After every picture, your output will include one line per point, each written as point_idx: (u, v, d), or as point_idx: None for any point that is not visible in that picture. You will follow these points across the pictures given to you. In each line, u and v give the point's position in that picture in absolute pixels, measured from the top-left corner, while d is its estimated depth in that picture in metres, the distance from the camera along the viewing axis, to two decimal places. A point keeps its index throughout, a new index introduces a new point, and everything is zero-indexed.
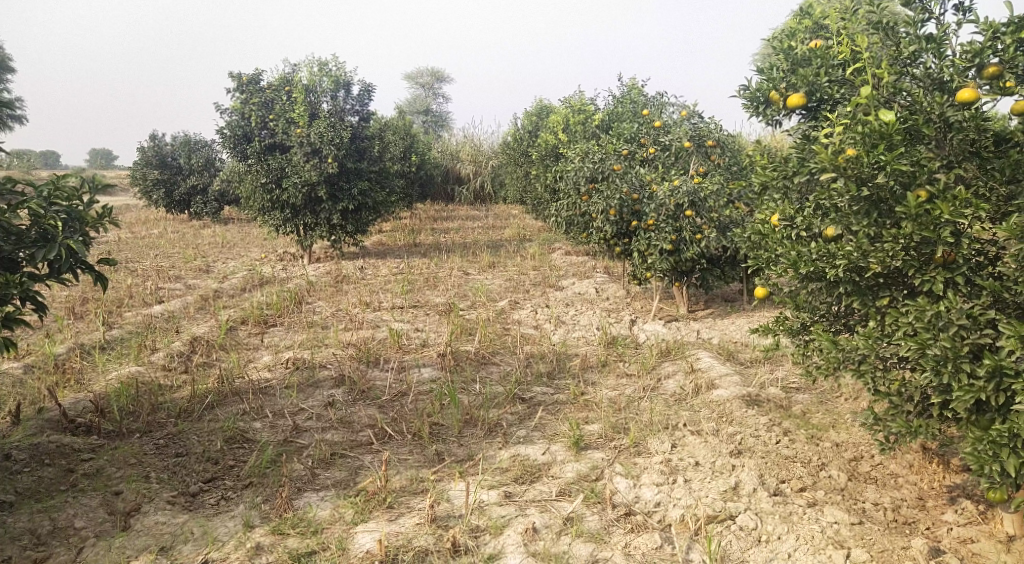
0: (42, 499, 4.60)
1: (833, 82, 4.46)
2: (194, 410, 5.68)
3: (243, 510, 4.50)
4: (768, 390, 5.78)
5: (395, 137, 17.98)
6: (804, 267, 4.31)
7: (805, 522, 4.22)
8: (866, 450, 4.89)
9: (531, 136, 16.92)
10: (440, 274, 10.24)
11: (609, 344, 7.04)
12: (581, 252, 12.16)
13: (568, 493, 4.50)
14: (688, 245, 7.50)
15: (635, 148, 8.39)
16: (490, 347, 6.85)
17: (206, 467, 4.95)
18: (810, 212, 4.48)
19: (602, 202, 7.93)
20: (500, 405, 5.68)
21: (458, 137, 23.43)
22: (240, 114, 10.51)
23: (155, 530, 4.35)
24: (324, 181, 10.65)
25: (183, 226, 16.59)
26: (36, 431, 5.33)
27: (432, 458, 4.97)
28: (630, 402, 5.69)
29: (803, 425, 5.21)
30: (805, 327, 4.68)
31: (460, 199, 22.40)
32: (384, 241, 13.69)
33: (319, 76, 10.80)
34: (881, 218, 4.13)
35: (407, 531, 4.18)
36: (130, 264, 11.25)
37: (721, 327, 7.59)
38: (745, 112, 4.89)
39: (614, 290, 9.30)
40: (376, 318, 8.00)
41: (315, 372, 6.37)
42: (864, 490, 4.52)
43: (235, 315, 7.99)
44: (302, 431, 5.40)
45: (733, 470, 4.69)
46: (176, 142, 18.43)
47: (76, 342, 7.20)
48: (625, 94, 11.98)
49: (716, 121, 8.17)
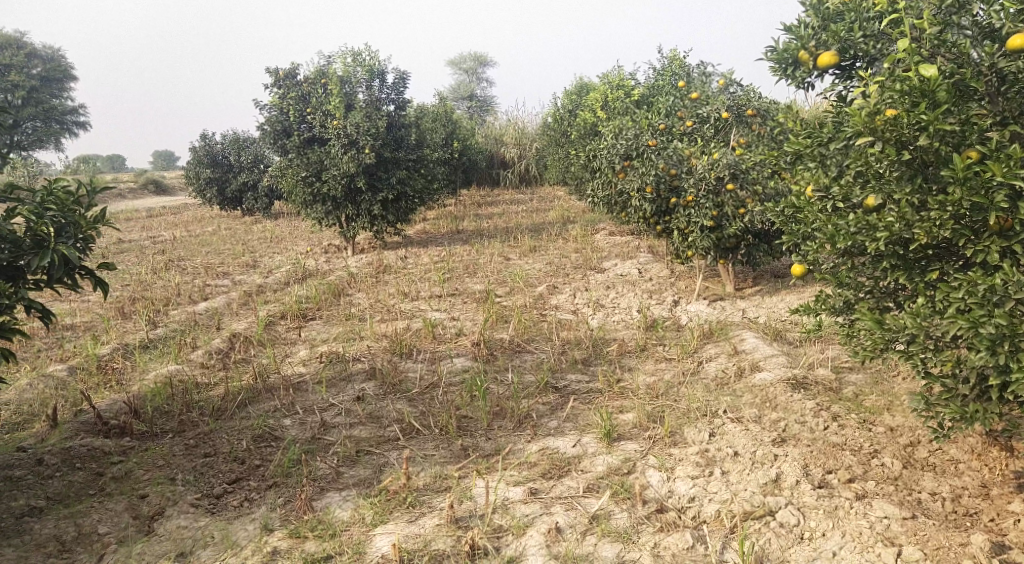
0: (71, 504, 4.54)
1: (868, 37, 4.13)
2: (227, 409, 5.57)
3: (264, 512, 4.41)
4: (817, 371, 5.45)
5: (435, 125, 17.81)
6: (842, 241, 4.00)
7: (852, 518, 3.93)
8: (924, 435, 4.54)
9: (572, 114, 16.53)
10: (481, 260, 10.04)
11: (649, 327, 6.73)
12: (625, 232, 11.84)
13: (595, 489, 4.28)
14: (730, 221, 7.17)
15: (672, 122, 8.04)
16: (525, 334, 6.63)
17: (233, 467, 4.85)
18: (848, 181, 4.11)
19: (638, 180, 7.58)
20: (532, 395, 5.46)
21: (502, 121, 23.20)
22: (279, 110, 10.51)
23: (177, 535, 4.28)
24: (362, 172, 10.49)
25: (235, 223, 16.74)
26: (70, 434, 5.26)
27: (458, 453, 4.79)
28: (668, 388, 5.41)
29: (855, 409, 4.88)
30: (848, 305, 4.33)
31: (505, 183, 22.23)
32: (428, 229, 13.56)
33: (353, 66, 10.66)
34: (926, 185, 3.80)
35: (424, 533, 4.03)
36: (181, 262, 11.32)
37: (769, 304, 7.23)
38: (773, 76, 4.55)
39: (658, 271, 8.97)
40: (412, 307, 7.85)
41: (348, 365, 6.22)
42: (921, 478, 4.19)
43: (275, 310, 7.91)
44: (330, 428, 5.26)
45: (776, 460, 4.41)
46: (226, 140, 18.53)
47: (121, 343, 7.18)
48: (665, 66, 11.52)
49: (756, 88, 7.79)
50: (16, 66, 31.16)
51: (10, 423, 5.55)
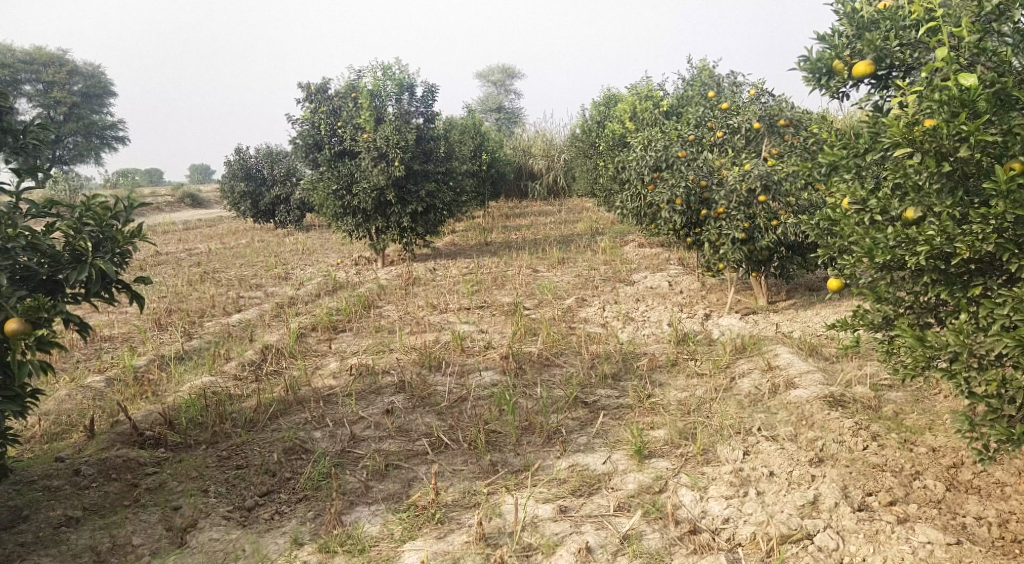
0: (105, 515, 4.56)
1: (905, 45, 4.05)
2: (258, 421, 5.57)
3: (294, 526, 4.39)
4: (855, 388, 5.32)
5: (464, 138, 17.86)
6: (880, 255, 3.88)
7: (893, 542, 3.83)
8: (967, 456, 4.41)
9: (600, 126, 16.49)
10: (510, 273, 10.00)
11: (681, 341, 6.64)
12: (655, 244, 11.75)
13: (627, 508, 4.20)
14: (763, 233, 7.05)
15: (703, 133, 7.96)
16: (554, 348, 6.57)
17: (264, 479, 4.83)
18: (886, 193, 4.00)
19: (667, 192, 7.50)
20: (561, 410, 5.40)
21: (530, 133, 23.21)
22: (310, 124, 10.61)
23: (208, 548, 4.27)
24: (392, 185, 10.51)
25: (268, 236, 16.90)
26: (106, 445, 5.28)
27: (487, 469, 4.74)
28: (700, 404, 5.32)
29: (894, 428, 4.75)
30: (888, 321, 4.21)
31: (534, 195, 22.22)
32: (457, 241, 13.57)
33: (383, 79, 10.71)
34: (968, 197, 3.71)
35: (453, 551, 3.99)
36: (215, 274, 11.43)
37: (804, 319, 7.10)
38: (806, 86, 4.48)
39: (689, 284, 8.86)
40: (441, 320, 7.83)
41: (378, 378, 6.20)
42: (965, 501, 4.07)
43: (306, 322, 7.93)
44: (360, 441, 5.24)
45: (813, 481, 4.31)
46: (260, 153, 18.75)
47: (156, 354, 7.24)
48: (695, 77, 11.43)
49: (788, 98, 7.68)
50: (59, 83, 31.92)
51: (48, 433, 5.59)
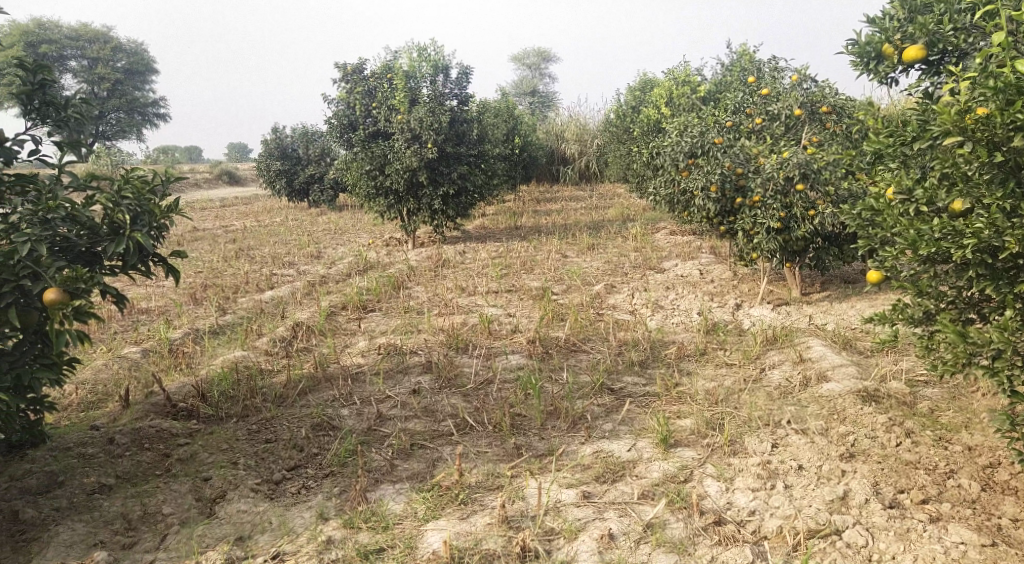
0: (137, 483, 4.63)
1: (959, 30, 3.99)
2: (288, 397, 5.61)
3: (320, 501, 4.43)
4: (889, 384, 5.23)
5: (497, 121, 17.81)
6: (924, 247, 3.80)
7: (925, 542, 3.77)
8: (1004, 456, 4.32)
9: (635, 111, 16.33)
10: (539, 257, 9.96)
11: (711, 330, 6.57)
12: (687, 232, 11.64)
13: (651, 496, 4.18)
14: (799, 223, 6.92)
15: (741, 120, 7.85)
16: (582, 333, 6.53)
17: (291, 454, 4.87)
18: (933, 183, 3.91)
19: (703, 178, 7.41)
20: (587, 396, 5.38)
21: (564, 117, 23.09)
22: (345, 104, 10.64)
23: (235, 519, 4.33)
24: (425, 166, 10.48)
25: (301, 215, 17.01)
26: (140, 415, 5.36)
27: (511, 452, 4.73)
28: (729, 394, 5.26)
29: (929, 425, 4.67)
30: (928, 315, 4.13)
31: (566, 180, 22.12)
32: (487, 224, 13.55)
33: (419, 60, 10.70)
34: (1020, 188, 3.62)
35: (476, 532, 4.00)
36: (249, 251, 11.53)
37: (838, 312, 6.99)
38: (854, 71, 4.41)
39: (721, 273, 8.76)
40: (470, 302, 7.83)
41: (406, 358, 6.22)
42: (1000, 502, 4.00)
43: (336, 302, 7.97)
44: (386, 420, 5.26)
45: (843, 476, 4.25)
46: (295, 133, 18.86)
47: (190, 328, 7.32)
48: (735, 63, 11.28)
49: (830, 85, 7.52)
50: (102, 59, 32.29)
51: (85, 402, 5.69)
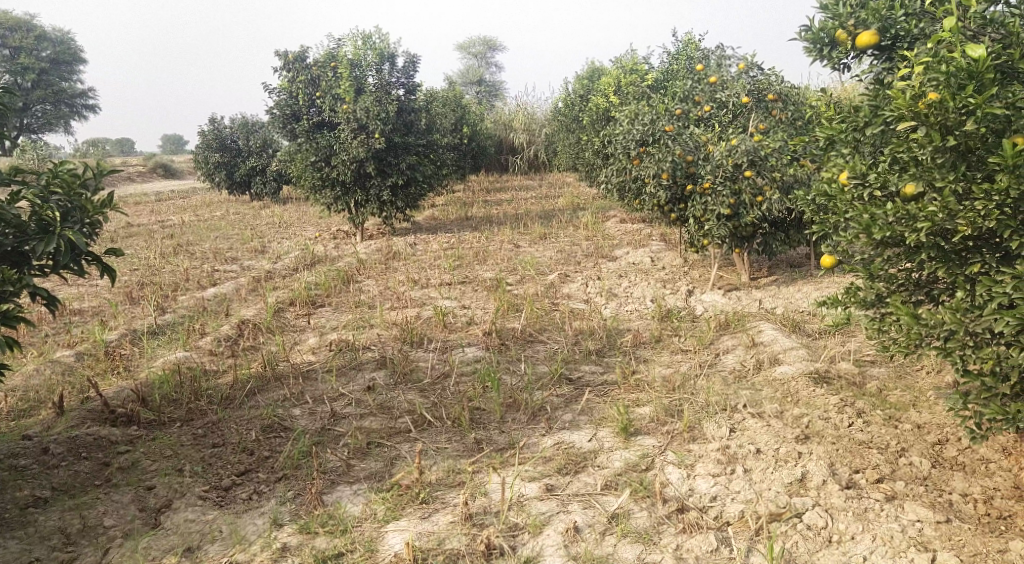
0: (75, 495, 4.44)
1: (910, 16, 4.06)
2: (235, 398, 5.45)
3: (273, 506, 4.31)
4: (839, 365, 5.32)
5: (444, 110, 17.64)
6: (878, 231, 3.87)
7: (883, 520, 3.83)
8: (952, 433, 4.42)
9: (583, 99, 16.34)
10: (491, 248, 9.89)
11: (664, 317, 6.59)
12: (637, 219, 11.70)
13: (614, 487, 4.17)
14: (748, 209, 7.01)
15: (690, 107, 7.86)
16: (538, 323, 6.50)
17: (241, 459, 4.73)
18: (885, 167, 3.99)
19: (654, 166, 7.42)
20: (546, 387, 5.34)
21: (511, 107, 23.02)
22: (288, 93, 10.37)
23: (184, 529, 4.18)
24: (372, 157, 10.32)
25: (243, 208, 16.60)
26: (76, 423, 5.14)
27: (471, 447, 4.68)
28: (685, 380, 5.28)
29: (879, 405, 4.75)
30: (880, 298, 4.22)
31: (515, 169, 22.06)
32: (437, 215, 13.42)
33: (364, 49, 10.49)
34: (970, 172, 3.69)
35: (438, 531, 3.94)
36: (189, 247, 11.20)
37: (786, 295, 7.09)
38: (807, 57, 4.45)
39: (671, 260, 8.82)
40: (423, 295, 7.73)
41: (359, 353, 6.09)
42: (951, 478, 4.09)
43: (284, 297, 7.78)
44: (341, 419, 5.15)
45: (800, 459, 4.29)
46: (235, 123, 18.38)
47: (128, 329, 7.06)
48: (681, 51, 11.37)
49: (776, 72, 7.60)
50: (26, 48, 31.10)
51: (16, 410, 5.45)
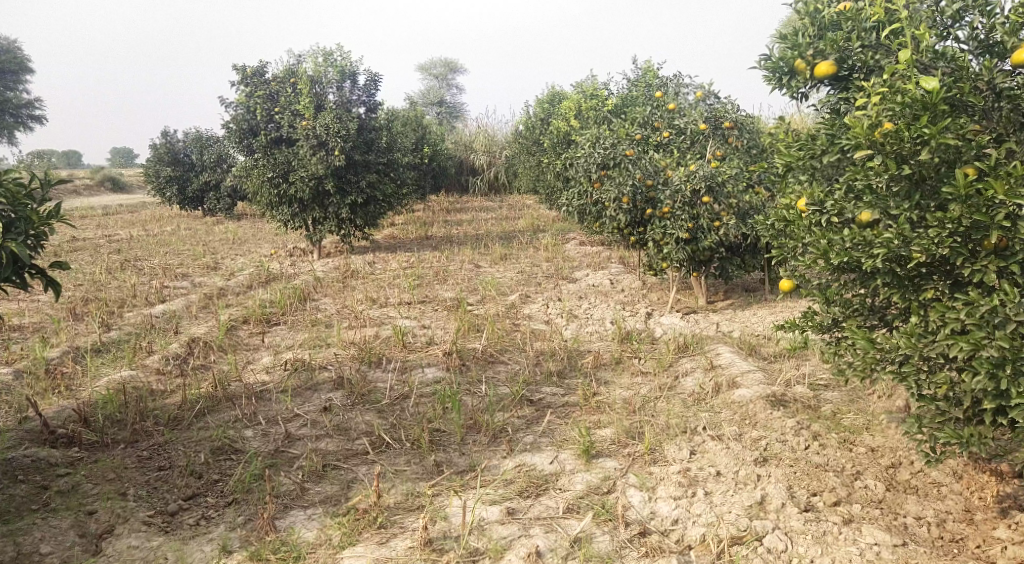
0: (10, 520, 4.23)
1: (866, 47, 4.14)
2: (183, 418, 5.29)
3: (223, 532, 4.18)
4: (795, 388, 5.37)
5: (405, 129, 17.58)
6: (836, 257, 3.93)
7: (842, 544, 3.85)
8: (905, 456, 4.48)
9: (544, 123, 16.45)
10: (451, 268, 9.83)
11: (624, 339, 6.60)
12: (596, 241, 11.76)
13: (576, 510, 4.13)
14: (705, 234, 7.09)
15: (649, 132, 7.93)
16: (498, 344, 6.45)
17: (189, 482, 4.58)
18: (842, 195, 4.05)
19: (614, 190, 7.46)
20: (506, 408, 5.29)
21: (471, 128, 23.07)
22: (244, 108, 10.14)
23: (127, 556, 4.02)
24: (331, 174, 10.22)
25: (196, 224, 16.28)
26: (13, 444, 4.92)
27: (430, 469, 4.60)
28: (645, 403, 5.28)
29: (835, 428, 4.81)
30: (836, 323, 4.31)
31: (474, 190, 22.07)
32: (396, 234, 13.32)
33: (324, 65, 10.40)
34: (924, 201, 3.77)
35: (396, 557, 3.85)
36: (139, 262, 10.92)
37: (743, 319, 7.17)
38: (767, 85, 4.50)
39: (630, 282, 8.86)
40: (381, 314, 7.63)
41: (315, 373, 5.98)
42: (905, 501, 4.13)
43: (237, 315, 7.61)
44: (295, 440, 5.03)
45: (759, 482, 4.31)
46: (188, 137, 18.06)
47: (71, 346, 6.82)
48: (640, 77, 11.53)
49: (733, 100, 7.72)
50: None
51: None
